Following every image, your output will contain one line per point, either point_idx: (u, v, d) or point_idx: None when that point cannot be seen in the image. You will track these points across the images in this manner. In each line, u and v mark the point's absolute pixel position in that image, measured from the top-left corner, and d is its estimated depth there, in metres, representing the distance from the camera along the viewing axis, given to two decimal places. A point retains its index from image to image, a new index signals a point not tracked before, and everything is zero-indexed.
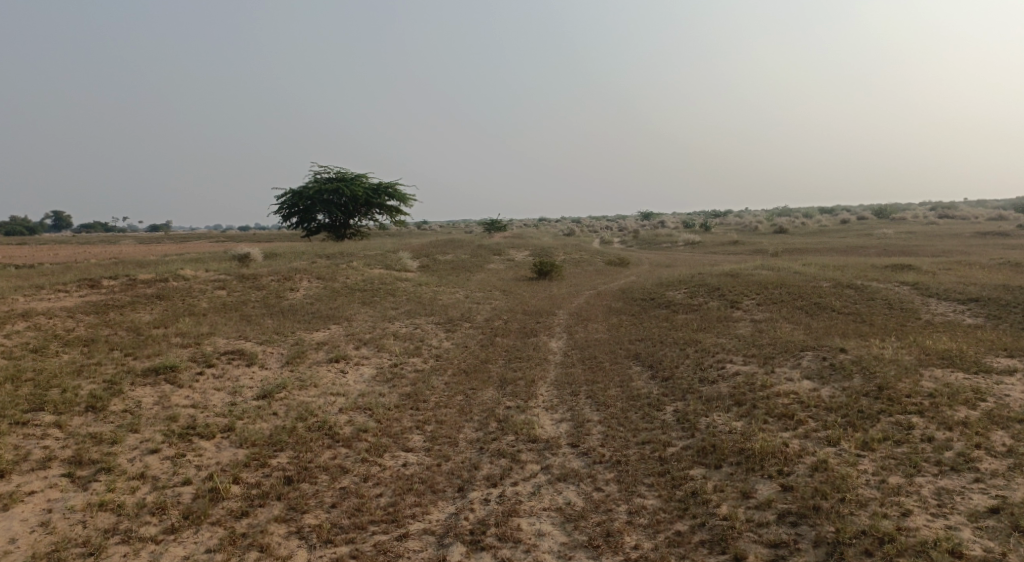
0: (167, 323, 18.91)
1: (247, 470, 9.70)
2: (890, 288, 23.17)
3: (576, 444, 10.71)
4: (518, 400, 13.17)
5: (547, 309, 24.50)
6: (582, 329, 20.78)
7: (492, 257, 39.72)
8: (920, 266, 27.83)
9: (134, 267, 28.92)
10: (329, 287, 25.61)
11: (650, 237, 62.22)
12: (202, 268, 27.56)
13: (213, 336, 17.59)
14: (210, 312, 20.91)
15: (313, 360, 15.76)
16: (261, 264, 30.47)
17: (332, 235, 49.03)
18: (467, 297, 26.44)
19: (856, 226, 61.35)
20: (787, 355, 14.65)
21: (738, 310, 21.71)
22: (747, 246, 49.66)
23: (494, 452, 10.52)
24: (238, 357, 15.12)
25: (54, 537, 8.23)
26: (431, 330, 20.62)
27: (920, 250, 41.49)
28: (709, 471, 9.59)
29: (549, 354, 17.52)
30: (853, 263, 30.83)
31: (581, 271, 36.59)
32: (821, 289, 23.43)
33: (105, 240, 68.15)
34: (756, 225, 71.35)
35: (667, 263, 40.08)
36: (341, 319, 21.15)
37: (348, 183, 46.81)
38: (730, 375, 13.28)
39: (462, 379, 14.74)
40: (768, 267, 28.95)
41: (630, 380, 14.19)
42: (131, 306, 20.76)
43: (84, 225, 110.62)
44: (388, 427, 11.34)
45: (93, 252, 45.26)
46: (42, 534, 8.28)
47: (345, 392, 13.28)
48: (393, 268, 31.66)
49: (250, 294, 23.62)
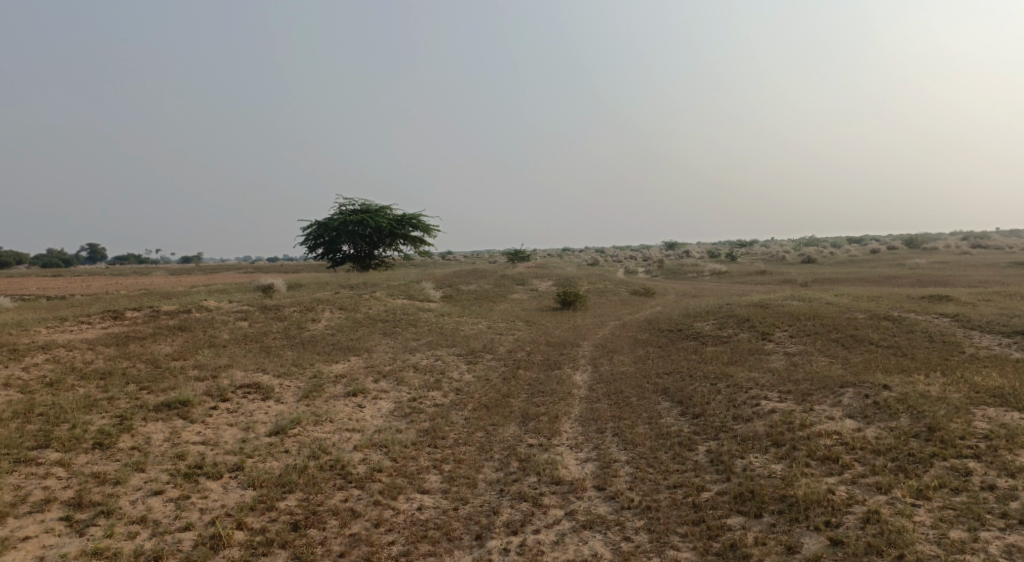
0: (186, 355, 18.66)
1: (253, 514, 9.21)
2: (930, 320, 22.19)
3: (602, 488, 10.05)
4: (541, 437, 12.56)
5: (571, 340, 23.90)
6: (608, 361, 20.12)
7: (515, 287, 39.27)
8: (960, 297, 26.75)
9: (158, 298, 28.92)
10: (351, 318, 25.29)
11: (676, 267, 61.36)
12: (224, 298, 27.44)
13: (231, 368, 17.27)
14: (230, 343, 20.65)
15: (330, 393, 15.32)
16: (284, 295, 30.33)
17: (356, 266, 48.99)
18: (489, 328, 25.93)
19: (887, 256, 59.99)
20: (826, 391, 13.86)
21: (770, 342, 20.91)
22: (776, 275, 48.61)
23: (514, 495, 9.90)
24: (254, 390, 14.73)
25: None
26: (452, 362, 20.12)
27: (956, 280, 40.17)
28: (747, 520, 8.87)
29: (573, 388, 16.88)
30: (888, 293, 29.80)
31: (606, 302, 35.96)
32: (856, 320, 22.54)
33: (136, 272, 69.01)
34: (783, 254, 70.18)
35: (694, 293, 39.25)
36: (361, 350, 20.75)
37: (372, 214, 46.94)
38: (766, 413, 12.53)
39: (482, 414, 14.17)
40: (800, 297, 28.07)
41: (659, 417, 13.50)
42: (151, 337, 20.58)
43: (117, 256, 112.68)
44: (404, 467, 10.80)
45: (122, 284, 45.67)
46: None
47: (361, 428, 12.78)
48: (415, 299, 31.31)
49: (271, 325, 23.37)
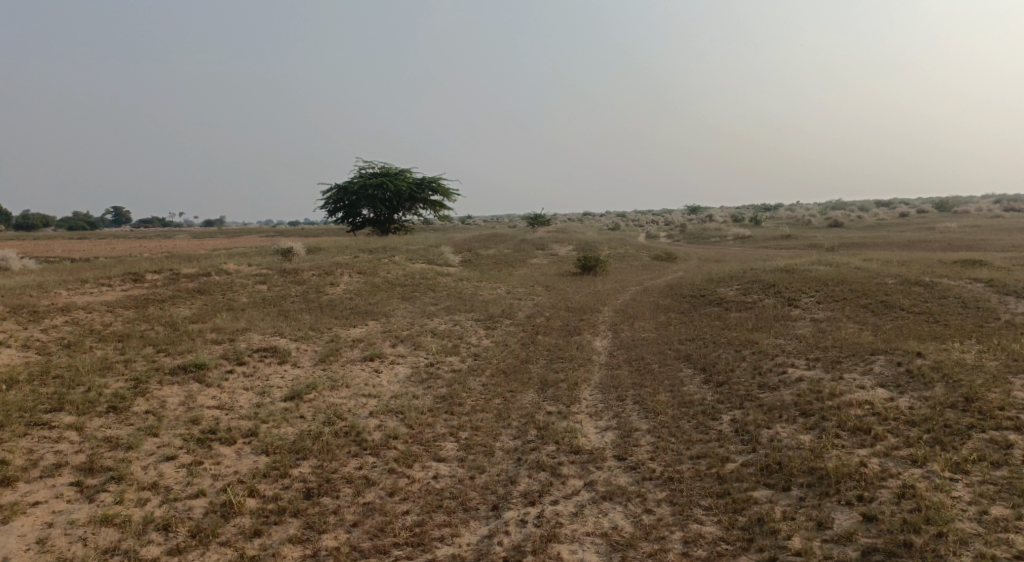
0: (204, 319, 18.61)
1: (266, 482, 9.08)
2: (963, 285, 21.45)
3: (623, 458, 9.77)
4: (560, 404, 12.29)
5: (591, 306, 23.54)
6: (629, 327, 19.74)
7: (535, 251, 38.84)
8: (994, 262, 25.84)
9: (179, 261, 28.96)
10: (369, 282, 25.13)
11: (698, 231, 60.41)
12: (244, 262, 27.39)
13: (248, 332, 17.17)
14: (248, 306, 20.59)
15: (347, 358, 15.17)
16: (304, 259, 30.25)
17: (376, 230, 48.82)
18: (508, 293, 25.62)
19: (916, 220, 58.48)
20: (855, 359, 13.39)
21: (796, 308, 20.37)
22: (802, 240, 47.60)
23: (532, 464, 9.67)
24: (271, 354, 14.62)
25: (51, 555, 7.73)
26: (471, 327, 19.90)
27: (989, 245, 38.95)
28: (773, 494, 8.55)
29: (593, 354, 16.56)
30: (918, 258, 28.96)
31: (627, 266, 35.42)
32: (886, 286, 21.86)
33: (160, 235, 69.62)
34: (809, 219, 68.75)
35: (717, 258, 38.52)
36: (380, 315, 20.59)
37: (392, 178, 46.56)
38: (793, 381, 12.11)
39: (500, 381, 13.92)
40: (826, 262, 27.32)
41: (681, 384, 13.15)
42: (171, 300, 20.57)
43: (142, 221, 113.87)
44: (420, 434, 10.60)
45: (146, 246, 46.01)
46: (38, 551, 7.79)
47: (378, 393, 12.60)
48: (434, 263, 31.06)
49: (290, 289, 23.28)
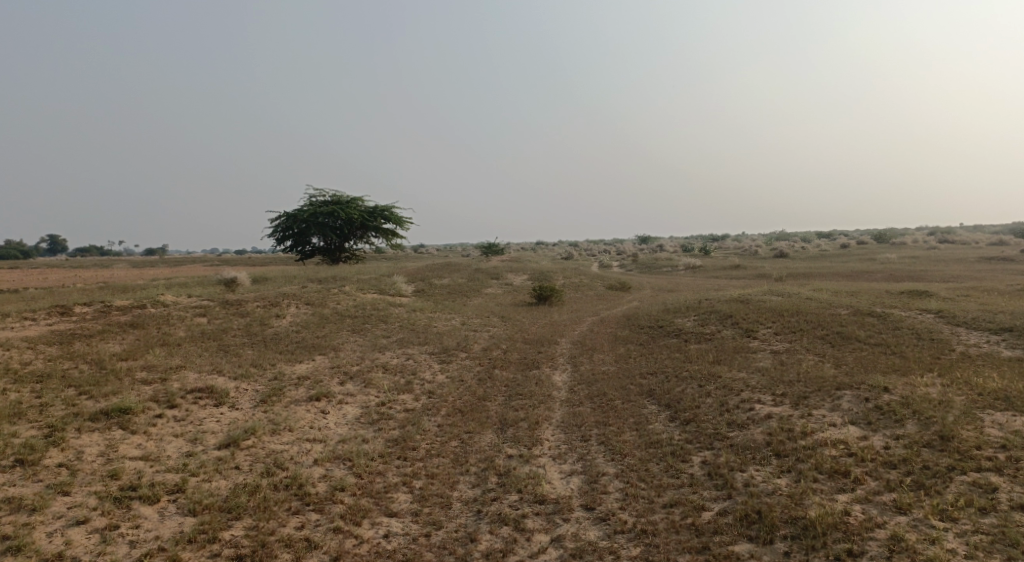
0: (136, 356, 17.27)
1: (192, 548, 8.08)
2: (914, 316, 21.68)
3: (590, 508, 9.09)
4: (521, 447, 11.55)
5: (548, 337, 22.93)
6: (588, 360, 19.17)
7: (489, 281, 38.21)
8: (939, 293, 26.37)
9: (113, 292, 27.24)
10: (318, 314, 24.01)
11: (650, 261, 60.90)
12: (184, 293, 25.92)
13: (184, 370, 15.95)
14: (186, 341, 19.28)
15: (291, 397, 14.12)
16: (249, 289, 28.88)
17: (326, 259, 47.49)
18: (463, 325, 24.84)
19: (857, 251, 60.39)
20: (822, 394, 13.07)
21: (754, 340, 20.18)
22: (750, 269, 48.33)
23: (494, 517, 8.91)
24: (207, 395, 13.48)
25: None
26: (424, 362, 19.03)
27: (928, 275, 40.15)
28: (754, 549, 8.01)
29: (552, 389, 15.89)
30: (866, 288, 29.43)
31: (581, 296, 35.07)
32: (840, 317, 21.93)
33: (98, 264, 66.29)
34: (755, 249, 70.32)
35: (670, 288, 38.57)
36: (328, 349, 19.54)
37: (343, 206, 45.51)
38: (761, 419, 11.66)
39: (456, 421, 13.10)
40: (779, 292, 27.43)
41: (646, 422, 12.57)
42: (99, 335, 19.10)
43: (79, 248, 109.11)
44: (370, 484, 9.71)
45: (81, 276, 43.66)
46: None
47: (324, 438, 11.63)
48: (386, 293, 30.07)
49: (232, 322, 21.99)
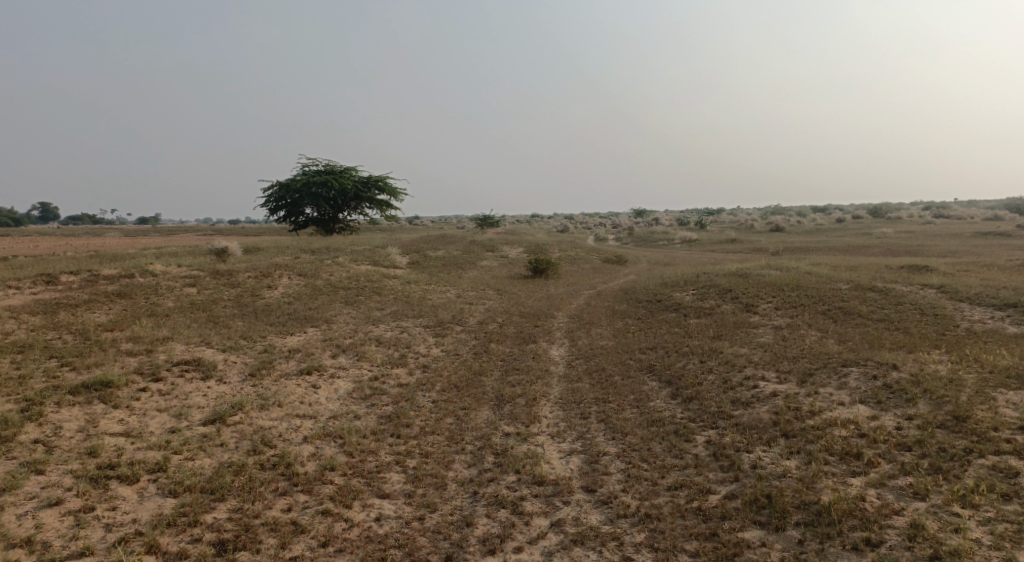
0: (122, 327, 16.76)
1: (172, 533, 7.70)
2: (915, 291, 21.32)
3: (592, 491, 8.75)
4: (518, 425, 11.18)
5: (544, 311, 22.51)
6: (585, 335, 18.76)
7: (484, 253, 37.67)
8: (939, 267, 25.99)
9: (101, 261, 26.61)
10: (311, 285, 23.50)
11: (645, 234, 60.33)
12: (173, 262, 25.31)
13: (171, 342, 15.47)
14: (174, 312, 18.77)
15: (281, 371, 13.68)
16: (240, 260, 28.30)
17: (320, 230, 46.80)
18: (458, 297, 24.37)
19: (853, 226, 60.01)
20: (828, 371, 12.71)
21: (755, 315, 19.81)
22: (747, 244, 47.85)
23: (491, 500, 8.56)
24: (194, 368, 13.02)
25: None
26: (418, 335, 18.61)
27: (926, 250, 39.78)
28: (764, 536, 7.70)
29: (550, 364, 15.51)
30: (865, 262, 29.04)
31: (577, 269, 34.57)
32: (841, 291, 21.55)
33: (89, 233, 65.58)
34: (751, 223, 69.71)
35: (667, 261, 38.14)
36: (320, 321, 19.08)
37: (337, 176, 44.72)
38: (767, 397, 11.29)
39: (451, 397, 12.70)
40: (778, 266, 27.02)
41: (647, 399, 12.18)
42: (85, 305, 18.55)
43: (70, 217, 107.74)
44: (362, 463, 9.33)
45: (70, 245, 42.91)
46: None
47: (314, 413, 11.21)
48: (381, 265, 29.52)
49: (222, 293, 21.46)
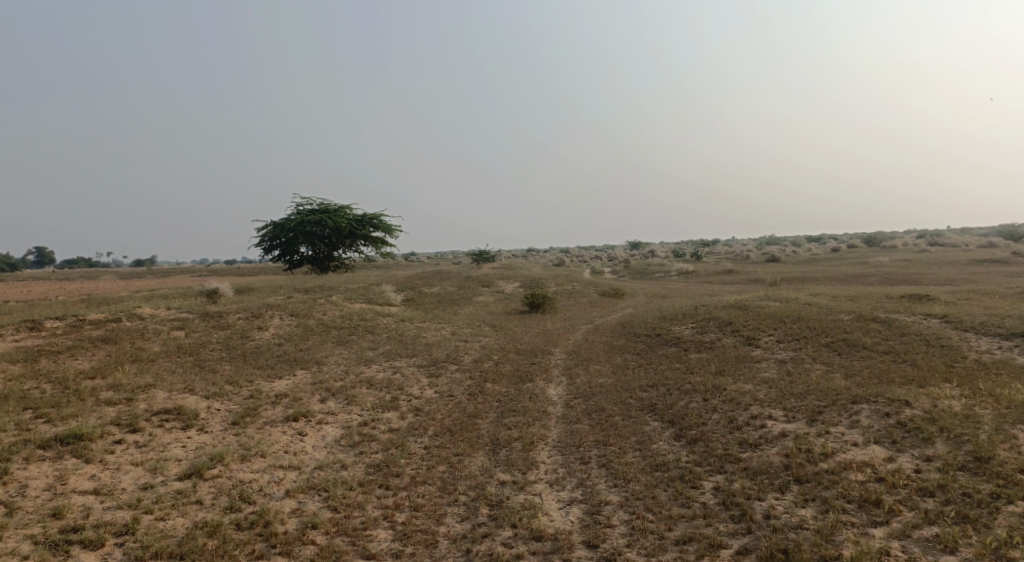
0: (105, 374, 16.17)
1: None
2: (919, 321, 20.88)
3: (593, 547, 8.22)
4: (515, 471, 10.61)
5: (541, 348, 21.97)
6: (584, 372, 18.19)
7: (479, 289, 37.24)
8: (940, 296, 25.58)
9: (89, 305, 26.08)
10: (302, 326, 22.97)
11: (641, 267, 60.05)
12: (162, 305, 24.77)
13: (154, 389, 14.89)
14: (160, 357, 18.21)
15: (267, 417, 13.10)
16: (231, 301, 27.76)
17: (315, 268, 46.39)
18: (453, 335, 23.84)
19: (849, 254, 59.93)
20: (837, 408, 12.19)
21: (757, 348, 19.31)
22: (744, 275, 47.53)
23: (485, 559, 8.05)
24: (175, 417, 12.44)
25: None
26: (411, 375, 18.04)
27: (924, 278, 39.48)
28: None
29: (547, 405, 14.96)
30: (865, 292, 28.62)
31: (574, 304, 34.10)
32: (843, 323, 21.09)
33: (83, 275, 65.13)
34: (747, 253, 69.54)
35: (664, 294, 37.72)
36: (310, 363, 18.51)
37: (331, 214, 44.47)
38: (776, 438, 10.75)
39: (444, 442, 12.11)
40: (778, 297, 26.60)
41: (649, 441, 11.62)
42: (67, 351, 17.97)
43: (65, 260, 107.23)
44: (349, 519, 8.78)
45: (62, 288, 42.44)
46: None
47: (299, 464, 10.62)
48: (374, 303, 29.01)
49: (211, 335, 20.90)
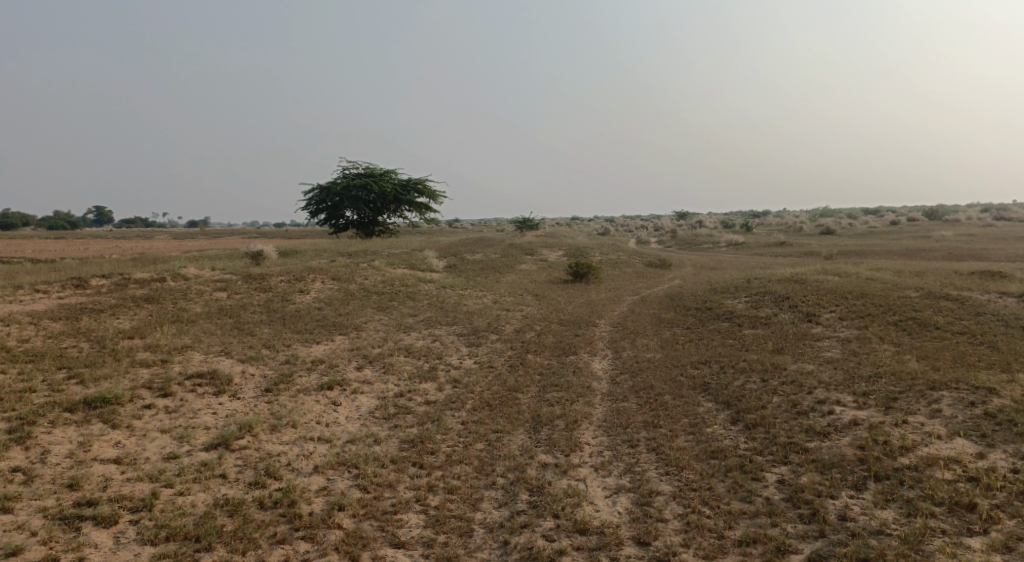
0: (143, 334, 15.95)
1: None
2: (995, 300, 19.28)
3: (643, 546, 7.57)
4: (558, 453, 9.88)
5: (586, 319, 21.13)
6: (630, 346, 17.31)
7: (522, 257, 36.42)
8: (1016, 273, 23.72)
9: (136, 265, 26.14)
10: (343, 290, 22.58)
11: (688, 237, 58.20)
12: (207, 266, 24.66)
13: (190, 351, 14.58)
14: (201, 318, 17.99)
15: (300, 385, 12.63)
16: (275, 263, 27.56)
17: (360, 233, 46.23)
18: (495, 303, 23.17)
19: (909, 228, 57.06)
20: (914, 396, 11.06)
21: (817, 325, 18.08)
22: (796, 247, 45.63)
23: (524, 553, 7.45)
24: (208, 382, 12.05)
25: None
26: (451, 344, 17.46)
27: (992, 254, 37.08)
28: None
29: (592, 380, 14.17)
30: (931, 268, 26.80)
31: (619, 274, 32.99)
32: (911, 300, 19.62)
33: (138, 235, 66.91)
34: (800, 225, 66.91)
35: (713, 265, 36.32)
36: (349, 328, 18.07)
37: (376, 178, 44.08)
38: (846, 427, 9.74)
39: (483, 417, 11.43)
40: (837, 272, 25.09)
41: (703, 425, 10.73)
42: (110, 311, 17.88)
43: (124, 221, 110.20)
44: (379, 501, 8.24)
45: (117, 247, 43.32)
46: None
47: (330, 436, 10.08)
48: (417, 269, 28.47)
49: (252, 298, 20.65)
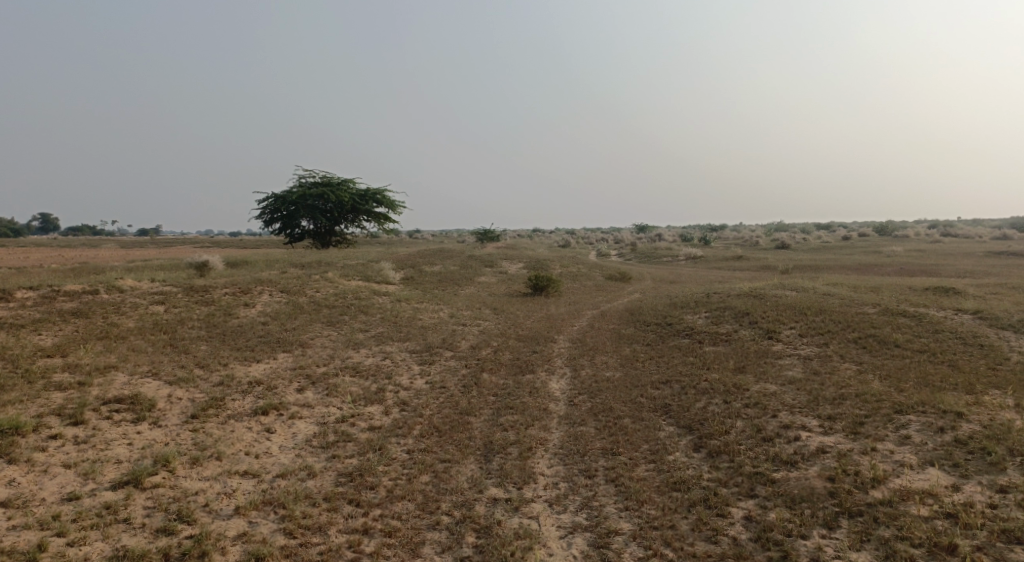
0: (65, 352, 14.64)
1: None
2: (950, 316, 19.23)
3: None
4: (511, 485, 9.16)
5: (544, 334, 20.44)
6: (589, 364, 16.68)
7: (481, 269, 35.65)
8: (968, 289, 23.91)
9: (70, 275, 24.49)
10: (292, 304, 21.47)
11: (648, 250, 58.23)
12: (146, 277, 23.21)
13: (115, 372, 13.38)
14: (134, 335, 16.72)
15: (232, 409, 11.60)
16: (221, 275, 26.17)
17: (316, 243, 44.87)
18: (451, 317, 22.36)
19: (860, 243, 58.22)
20: (881, 420, 10.64)
21: (778, 342, 17.73)
22: (753, 261, 45.89)
23: None
24: (127, 407, 10.94)
25: None
26: (402, 362, 16.59)
27: (943, 270, 37.68)
28: None
29: (548, 401, 13.46)
30: (886, 283, 26.93)
31: (579, 287, 32.46)
32: (869, 316, 19.46)
33: (82, 242, 63.98)
34: (756, 239, 67.79)
35: (672, 279, 36.12)
36: (295, 345, 17.03)
37: (333, 188, 42.85)
38: (814, 454, 9.24)
39: (430, 445, 10.61)
40: (794, 286, 24.96)
41: (664, 452, 10.10)
42: (32, 326, 16.46)
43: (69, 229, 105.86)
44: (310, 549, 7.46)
45: (54, 256, 41.02)
46: None
47: (259, 469, 9.16)
48: (372, 282, 27.42)
49: (192, 312, 19.39)
